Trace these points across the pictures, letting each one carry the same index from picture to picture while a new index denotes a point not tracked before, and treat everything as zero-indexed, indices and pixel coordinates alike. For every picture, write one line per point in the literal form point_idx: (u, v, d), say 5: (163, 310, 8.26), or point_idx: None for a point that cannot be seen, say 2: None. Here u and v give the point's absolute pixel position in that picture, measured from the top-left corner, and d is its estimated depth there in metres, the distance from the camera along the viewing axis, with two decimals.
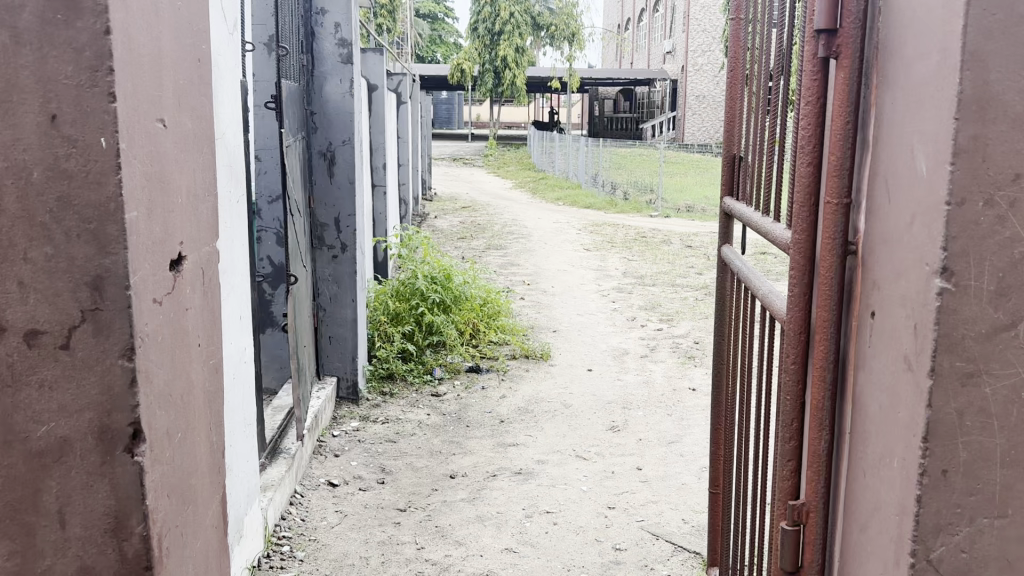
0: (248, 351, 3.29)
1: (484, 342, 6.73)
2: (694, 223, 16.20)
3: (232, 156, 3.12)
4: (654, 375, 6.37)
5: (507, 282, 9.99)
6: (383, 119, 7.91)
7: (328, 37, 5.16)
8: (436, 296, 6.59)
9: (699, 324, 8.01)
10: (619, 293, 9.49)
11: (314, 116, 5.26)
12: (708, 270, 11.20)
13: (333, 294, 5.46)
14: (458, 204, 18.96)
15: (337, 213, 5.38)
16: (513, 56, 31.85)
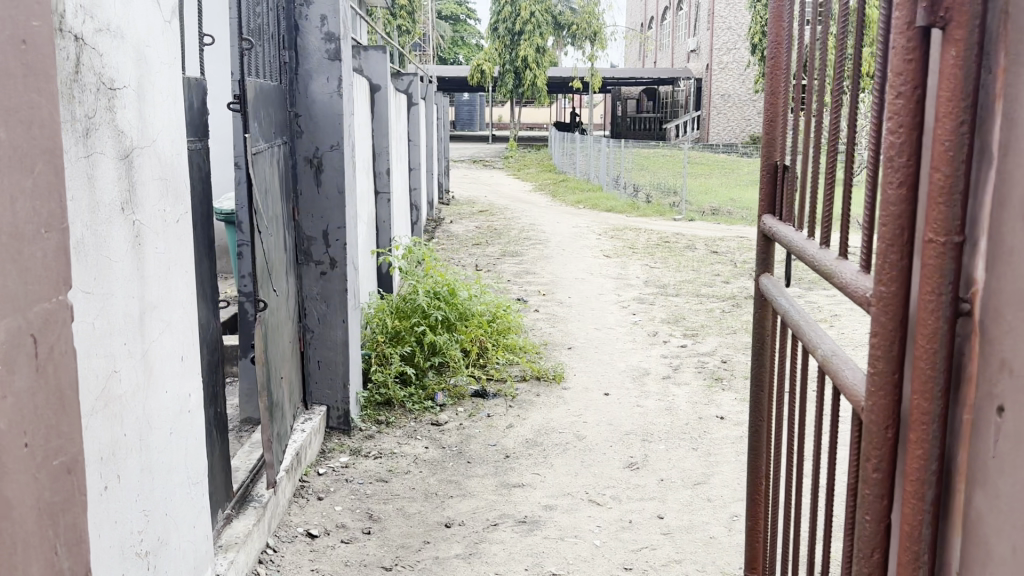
0: (194, 398, 2.80)
1: (492, 363, 6.19)
2: (719, 226, 15.57)
3: (171, 169, 2.63)
4: (678, 399, 5.80)
5: (521, 292, 9.46)
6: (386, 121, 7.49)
7: (314, 30, 4.66)
8: (439, 314, 6.07)
9: (727, 340, 7.42)
10: (640, 305, 8.92)
11: (299, 118, 4.77)
12: (735, 278, 10.58)
13: (323, 314, 4.95)
14: (475, 208, 18.46)
15: (326, 225, 4.86)
16: (534, 55, 31.33)
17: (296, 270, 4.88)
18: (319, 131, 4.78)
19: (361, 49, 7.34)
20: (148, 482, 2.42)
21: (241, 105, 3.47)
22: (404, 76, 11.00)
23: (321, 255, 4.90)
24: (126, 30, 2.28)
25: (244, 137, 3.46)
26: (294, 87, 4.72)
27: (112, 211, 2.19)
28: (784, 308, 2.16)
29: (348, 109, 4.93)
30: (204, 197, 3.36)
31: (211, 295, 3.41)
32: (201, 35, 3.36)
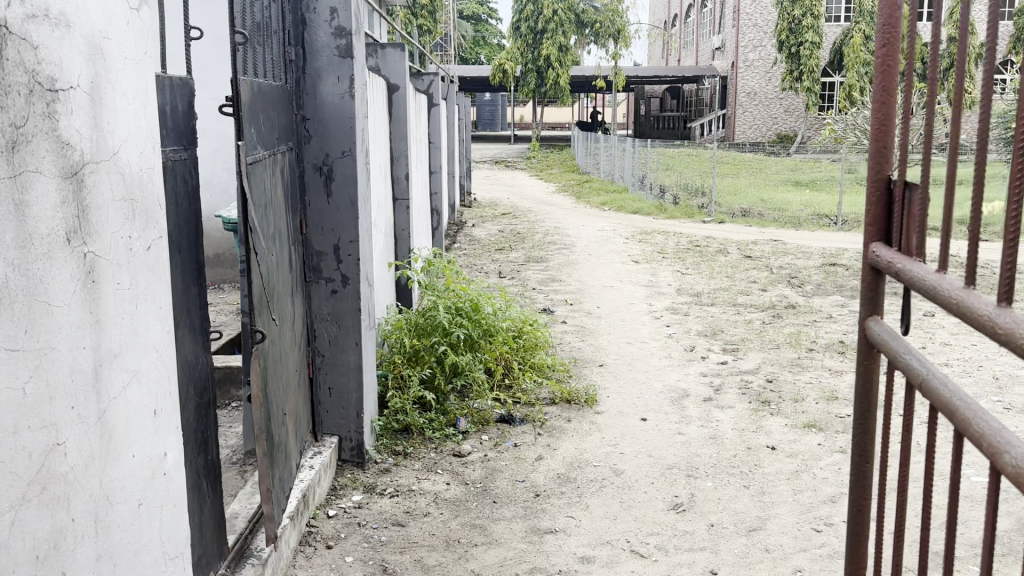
0: (169, 457, 2.39)
1: (518, 385, 5.72)
2: (751, 229, 14.97)
3: (139, 188, 2.20)
4: (723, 426, 5.28)
5: (547, 302, 8.96)
6: (405, 123, 7.03)
7: (323, 25, 4.22)
8: (462, 332, 5.60)
9: (770, 356, 6.87)
10: (673, 315, 8.41)
11: (307, 122, 4.33)
12: (773, 286, 10.03)
13: (334, 337, 4.51)
14: (498, 210, 17.98)
15: (337, 238, 4.42)
16: (557, 54, 30.82)
17: (304, 289, 4.44)
18: (329, 136, 4.33)
19: (378, 48, 6.88)
20: (108, 570, 1.97)
21: (235, 107, 3.02)
22: (424, 75, 10.59)
23: (331, 272, 4.46)
24: (74, 18, 1.86)
25: (238, 144, 3.02)
26: (302, 88, 4.29)
27: (52, 238, 1.75)
28: (905, 351, 1.70)
29: (361, 113, 4.50)
30: (191, 214, 2.94)
31: (199, 326, 2.99)
32: (187, 28, 2.93)
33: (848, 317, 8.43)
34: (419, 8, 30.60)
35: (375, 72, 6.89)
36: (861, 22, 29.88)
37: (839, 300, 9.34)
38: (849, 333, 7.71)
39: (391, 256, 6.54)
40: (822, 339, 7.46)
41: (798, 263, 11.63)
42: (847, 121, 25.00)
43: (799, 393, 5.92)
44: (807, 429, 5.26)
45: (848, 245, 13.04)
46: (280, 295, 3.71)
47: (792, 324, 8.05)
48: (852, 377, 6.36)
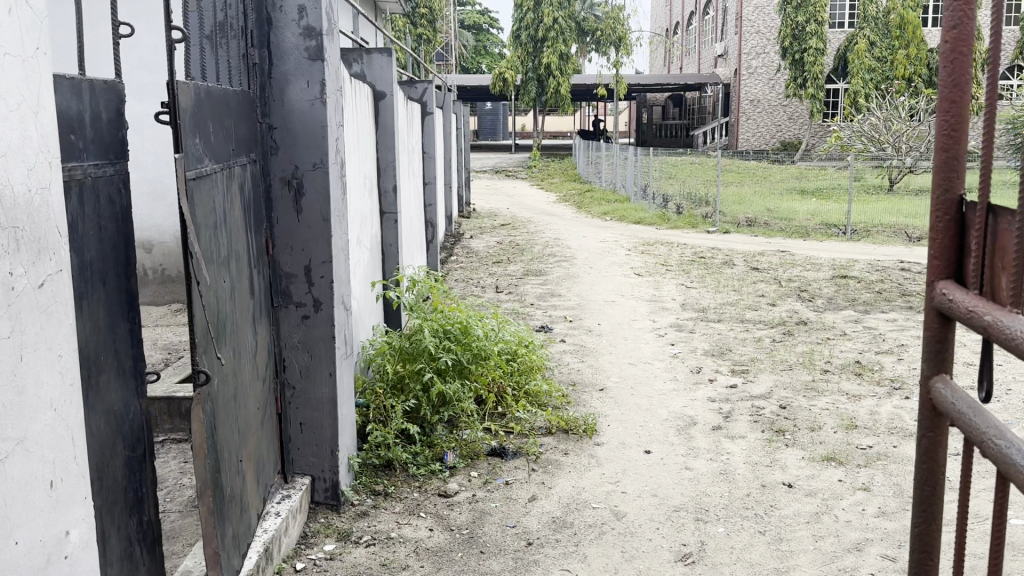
0: (75, 535, 1.98)
1: (511, 414, 5.30)
2: (756, 239, 14.57)
3: (21, 211, 1.78)
4: (734, 460, 4.85)
5: (545, 319, 8.54)
6: (393, 133, 6.65)
7: (291, 26, 3.83)
8: (450, 357, 5.16)
9: (782, 378, 6.46)
10: (678, 333, 7.99)
11: (274, 131, 3.93)
12: (782, 300, 9.62)
13: (306, 367, 4.10)
14: (497, 221, 17.59)
15: (308, 258, 4.01)
16: (558, 63, 30.49)
17: (271, 315, 4.03)
18: (298, 146, 3.93)
19: (363, 53, 6.49)
20: None
21: (173, 115, 2.62)
22: (417, 83, 10.09)
23: (301, 297, 4.05)
24: None
25: (176, 157, 2.62)
26: (267, 94, 3.89)
27: None
28: (994, 429, 1.34)
29: (335, 122, 4.11)
30: (121, 238, 2.54)
31: (131, 369, 2.59)
32: (115, 24, 2.54)
33: (862, 335, 8.02)
34: (418, 17, 30.33)
35: (360, 79, 6.49)
36: (865, 28, 29.58)
37: (851, 315, 8.93)
38: (865, 352, 7.30)
39: (375, 272, 6.14)
40: (837, 358, 7.05)
41: (806, 275, 11.22)
42: (853, 128, 24.65)
43: (815, 422, 5.51)
44: (825, 463, 4.84)
45: (858, 256, 12.63)
46: (238, 326, 3.31)
47: (804, 342, 7.63)
48: (871, 402, 5.95)
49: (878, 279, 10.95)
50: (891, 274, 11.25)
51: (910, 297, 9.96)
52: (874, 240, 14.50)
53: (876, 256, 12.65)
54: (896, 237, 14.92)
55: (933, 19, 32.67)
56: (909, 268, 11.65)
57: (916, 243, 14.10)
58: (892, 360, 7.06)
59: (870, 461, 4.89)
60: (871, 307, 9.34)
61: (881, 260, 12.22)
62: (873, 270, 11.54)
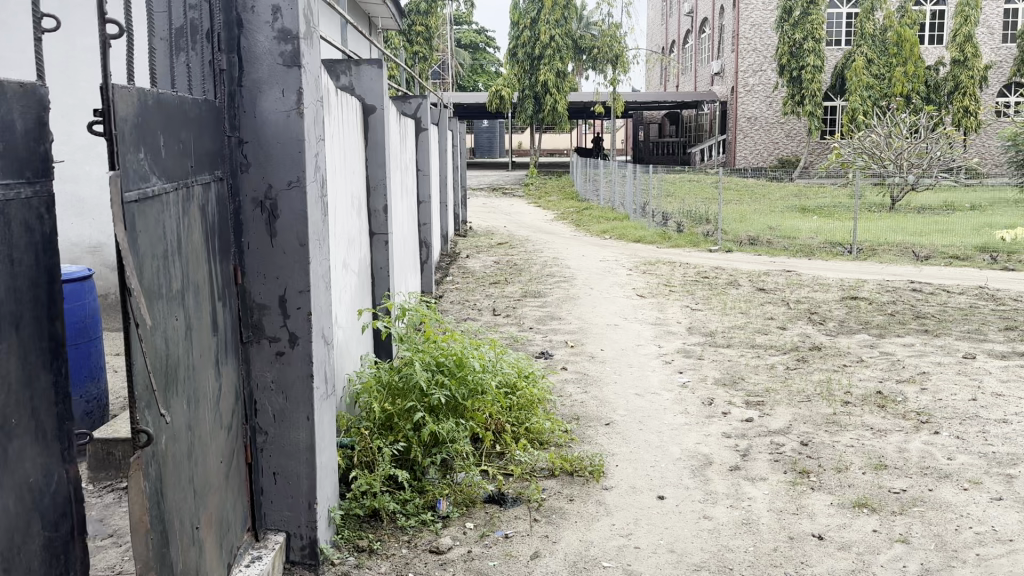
0: None
1: (511, 454, 4.85)
2: (760, 259, 14.18)
3: None
4: (756, 507, 4.40)
5: (545, 345, 8.10)
6: (384, 150, 6.24)
7: (264, 28, 3.42)
8: (443, 394, 4.66)
9: (801, 411, 6.01)
10: (686, 360, 7.55)
11: (244, 145, 3.50)
12: (792, 323, 9.19)
13: (280, 410, 3.65)
14: (493, 240, 17.18)
15: (283, 288, 3.57)
16: (554, 80, 30.23)
17: (240, 352, 3.58)
18: (272, 161, 3.51)
19: (352, 63, 6.06)
20: None
21: (107, 124, 2.20)
22: (412, 98, 9.69)
23: (274, 332, 3.60)
24: None
25: (111, 175, 2.20)
26: (237, 104, 3.47)
27: None
28: None
29: (316, 135, 3.71)
30: (43, 275, 2.10)
31: (53, 432, 2.14)
32: (37, 15, 2.11)
33: (880, 361, 7.59)
34: (413, 34, 30.18)
35: (348, 92, 6.08)
36: (864, 45, 29.41)
37: (866, 340, 8.50)
38: (885, 381, 6.86)
39: (362, 299, 5.72)
40: (856, 388, 6.61)
41: (815, 296, 10.79)
42: (853, 145, 24.35)
43: (840, 462, 5.07)
44: (857, 510, 4.40)
45: (866, 276, 12.24)
46: (195, 370, 2.87)
47: (820, 370, 7.20)
48: (898, 438, 5.51)
49: (889, 300, 10.53)
50: (902, 295, 10.84)
51: (925, 319, 9.54)
52: (881, 259, 14.13)
53: (885, 276, 12.25)
54: (902, 256, 14.54)
55: (930, 36, 32.57)
56: (921, 288, 11.24)
57: (924, 262, 13.72)
58: (915, 389, 6.62)
59: (905, 507, 4.45)
60: (886, 331, 8.92)
61: (891, 281, 11.81)
62: (883, 291, 11.13)
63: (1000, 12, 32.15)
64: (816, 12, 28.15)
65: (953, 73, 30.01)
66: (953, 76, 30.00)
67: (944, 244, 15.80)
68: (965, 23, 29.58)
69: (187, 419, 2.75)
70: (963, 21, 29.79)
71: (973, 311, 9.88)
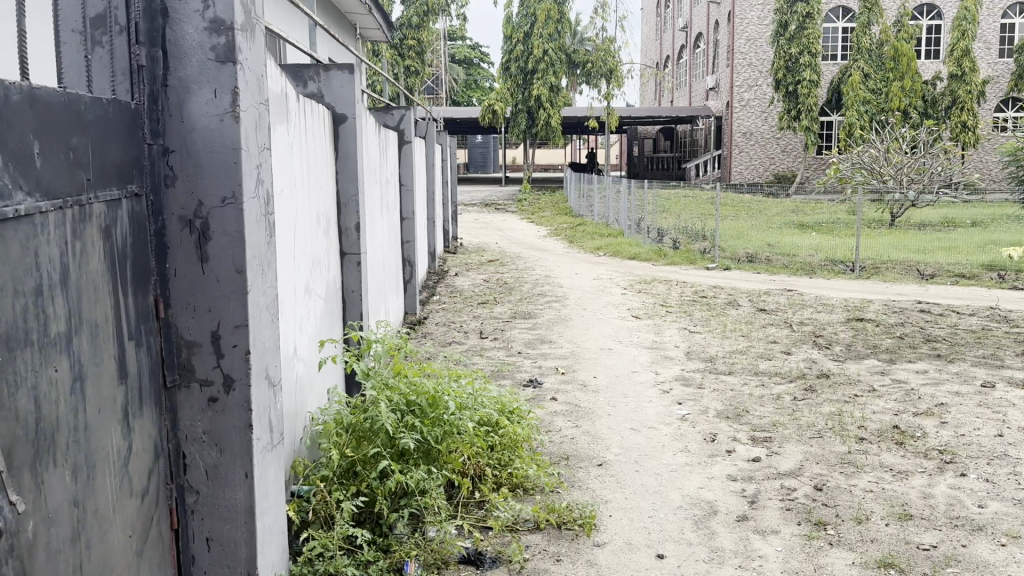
0: None
1: (491, 504, 4.29)
2: (759, 277, 13.70)
3: None
4: (769, 568, 3.85)
5: (534, 372, 7.55)
6: (355, 162, 5.70)
7: (192, 17, 2.91)
8: (413, 437, 4.07)
9: (812, 449, 5.48)
10: (686, 388, 7.02)
11: (169, 154, 2.98)
12: (796, 347, 8.67)
13: (214, 465, 3.11)
14: (484, 257, 16.67)
15: (216, 322, 3.04)
16: (548, 95, 29.85)
17: (164, 399, 3.04)
18: (202, 173, 2.98)
19: (321, 69, 5.54)
20: None
21: None
22: (394, 109, 9.24)
23: (206, 373, 3.07)
24: None
25: None
26: (161, 107, 2.95)
27: None
28: None
29: (258, 144, 3.20)
30: None
31: None
32: None
33: (892, 390, 7.06)
34: (405, 48, 29.77)
35: (317, 100, 5.56)
36: (860, 60, 29.10)
37: (875, 366, 7.98)
38: (901, 413, 6.34)
39: (329, 327, 5.19)
40: (870, 422, 6.08)
41: (818, 318, 10.29)
42: (851, 160, 23.95)
43: (859, 511, 4.53)
44: (883, 571, 3.87)
45: (872, 296, 11.77)
46: (88, 427, 2.33)
47: (830, 401, 6.66)
48: (921, 481, 4.98)
49: (897, 322, 10.04)
50: (910, 316, 10.36)
51: (936, 343, 9.04)
52: (884, 278, 13.68)
53: (890, 295, 11.78)
54: (907, 274, 14.10)
55: (926, 51, 32.33)
56: (929, 309, 10.76)
57: (929, 281, 13.29)
58: (934, 423, 6.09)
59: (937, 567, 3.91)
60: (896, 356, 8.40)
61: (897, 300, 11.33)
62: (890, 311, 10.63)
63: (997, 27, 31.98)
64: (812, 26, 27.84)
65: (950, 88, 29.79)
66: (951, 91, 29.77)
67: (949, 261, 15.37)
68: (962, 38, 29.40)
69: (73, 493, 2.22)
70: (960, 36, 29.62)
71: (986, 333, 9.39)
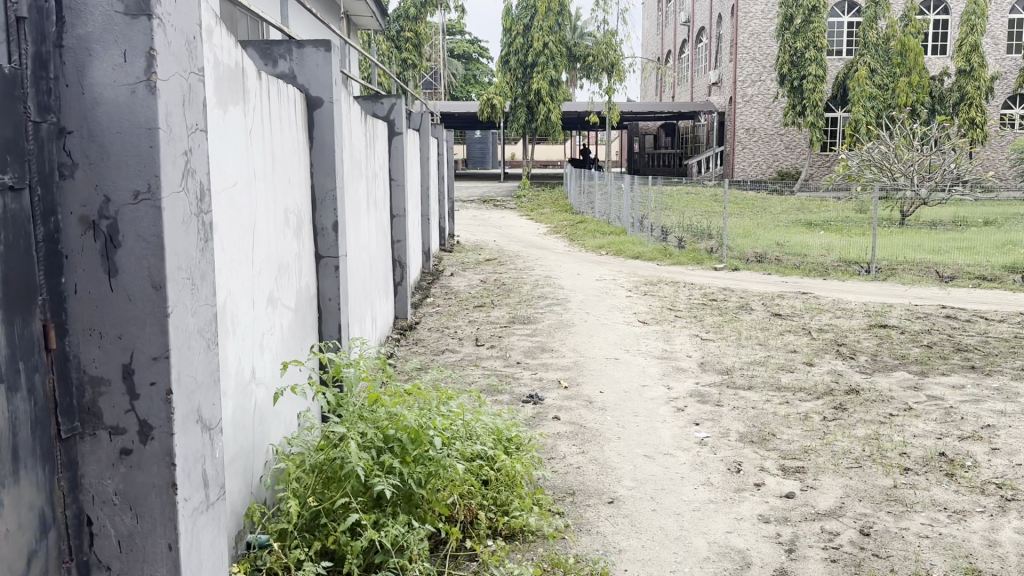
0: None
1: (485, 560, 3.59)
2: (771, 279, 13.01)
3: None
4: None
5: (534, 386, 6.86)
6: (332, 154, 4.99)
7: None
8: (390, 483, 3.35)
9: (852, 483, 4.79)
10: (703, 406, 6.34)
11: (65, 136, 2.30)
12: (819, 357, 8.00)
13: (128, 535, 2.45)
14: (482, 256, 15.98)
15: (128, 353, 2.37)
16: (548, 89, 29.11)
17: (60, 452, 2.37)
18: (108, 161, 2.30)
19: (294, 45, 4.80)
20: None
21: None
22: (383, 98, 8.50)
23: (117, 418, 2.41)
24: None
25: None
26: (54, 75, 2.28)
27: None
28: None
29: (190, 124, 2.52)
30: None
31: None
32: None
33: (930, 408, 6.39)
34: (402, 40, 28.96)
35: (288, 81, 4.84)
36: (866, 54, 28.25)
37: (907, 379, 7.30)
38: (944, 437, 5.66)
39: (299, 342, 4.53)
40: (913, 449, 5.39)
41: (838, 324, 9.62)
42: (859, 156, 23.23)
43: (917, 564, 3.85)
44: None
45: (892, 300, 11.11)
46: None
47: (864, 422, 5.99)
48: (983, 524, 4.28)
49: (923, 329, 9.36)
50: (935, 322, 9.70)
51: (968, 352, 8.38)
52: (902, 280, 13.03)
53: (911, 299, 11.10)
54: (926, 276, 13.45)
55: (934, 46, 31.61)
56: (954, 315, 10.07)
57: (950, 284, 12.63)
58: (984, 449, 5.41)
59: None
60: (927, 367, 7.73)
61: (918, 305, 10.66)
62: (913, 317, 9.96)
63: (1005, 22, 31.25)
64: (818, 20, 27.14)
65: (959, 83, 29.11)
66: (959, 87, 29.11)
67: (968, 263, 14.70)
68: (971, 32, 28.67)
69: None
70: (969, 31, 28.88)
71: (1020, 342, 8.71)
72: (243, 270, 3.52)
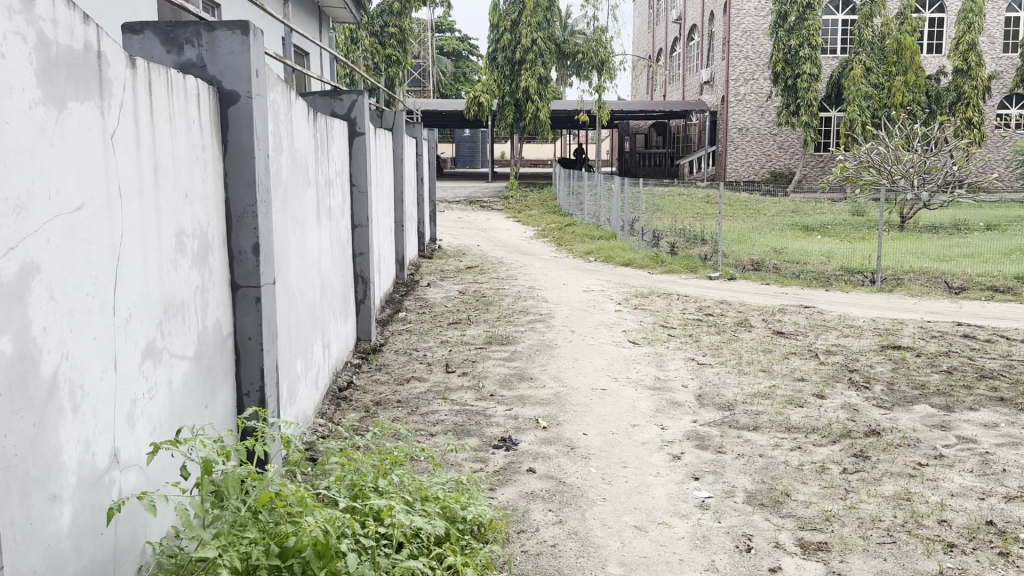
0: None
1: None
2: (769, 290, 12.16)
3: None
4: None
5: (508, 426, 5.94)
6: (250, 159, 4.05)
7: None
8: None
9: (888, 568, 3.90)
10: (703, 454, 5.43)
11: None
12: (830, 388, 7.11)
13: None
14: (463, 263, 15.04)
15: None
16: (537, 87, 28.03)
17: None
18: None
19: (203, 27, 3.87)
20: None
21: None
22: (343, 93, 7.55)
23: None
24: None
25: None
26: None
27: None
28: None
29: None
30: None
31: None
32: None
33: (965, 456, 5.51)
34: (386, 36, 27.80)
35: (197, 72, 3.90)
36: (862, 52, 27.33)
37: (931, 416, 6.41)
38: (987, 497, 4.78)
39: (199, 398, 3.60)
40: (953, 515, 4.50)
41: (847, 345, 8.76)
42: (856, 157, 22.42)
43: None
44: None
45: (901, 315, 10.26)
46: None
47: (890, 475, 5.10)
48: None
49: (940, 351, 8.48)
50: (952, 343, 8.84)
51: (996, 379, 7.51)
52: (910, 292, 12.17)
53: (922, 315, 10.24)
54: (932, 287, 12.60)
55: (929, 46, 30.82)
56: (972, 334, 9.22)
57: (960, 296, 11.80)
58: None
59: None
60: (952, 400, 6.84)
61: (931, 322, 9.80)
62: (928, 337, 9.09)
63: (1002, 20, 30.48)
64: (813, 17, 26.29)
65: (955, 83, 28.33)
66: (957, 86, 28.32)
67: (977, 272, 13.82)
68: (968, 31, 27.81)
69: None
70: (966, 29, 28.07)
71: None
72: (85, 322, 2.59)
